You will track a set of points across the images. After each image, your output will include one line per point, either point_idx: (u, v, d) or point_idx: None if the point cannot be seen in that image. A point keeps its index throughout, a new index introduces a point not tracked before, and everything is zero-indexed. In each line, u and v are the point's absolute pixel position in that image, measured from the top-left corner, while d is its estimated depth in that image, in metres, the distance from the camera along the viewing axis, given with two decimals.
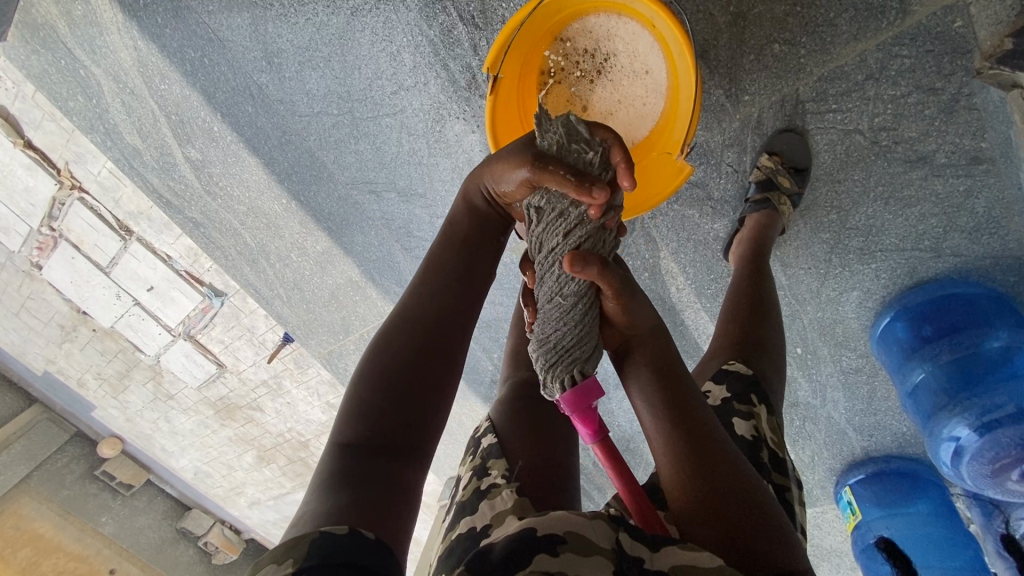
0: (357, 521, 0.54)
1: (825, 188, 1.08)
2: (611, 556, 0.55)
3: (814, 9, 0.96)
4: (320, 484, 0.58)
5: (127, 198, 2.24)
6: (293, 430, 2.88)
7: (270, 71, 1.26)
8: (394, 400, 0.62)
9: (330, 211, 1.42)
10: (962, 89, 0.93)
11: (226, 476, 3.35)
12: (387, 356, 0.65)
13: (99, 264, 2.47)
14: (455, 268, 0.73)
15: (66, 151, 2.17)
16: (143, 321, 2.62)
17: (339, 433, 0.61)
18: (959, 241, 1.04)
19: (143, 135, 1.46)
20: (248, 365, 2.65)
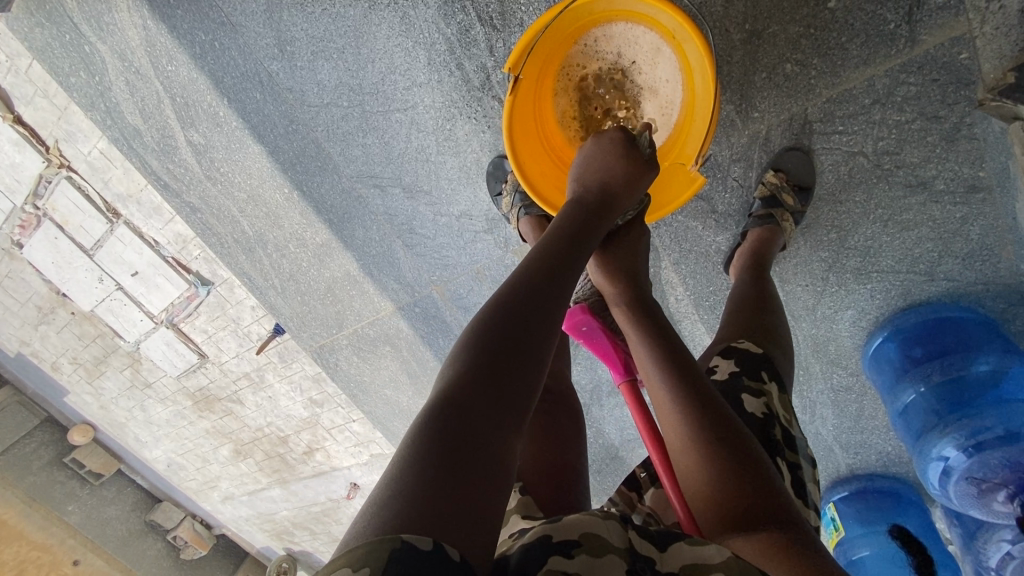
0: (436, 530, 0.46)
1: (827, 208, 1.10)
2: (627, 554, 0.55)
3: (828, 32, 0.96)
4: (406, 460, 0.51)
5: (117, 179, 2.20)
6: (272, 425, 2.85)
7: (282, 59, 1.26)
8: (495, 383, 0.58)
9: (331, 203, 1.41)
10: (964, 119, 0.95)
11: (201, 469, 3.29)
12: (490, 326, 0.63)
13: (83, 246, 2.41)
14: (556, 252, 0.75)
15: (57, 128, 2.13)
16: (125, 307, 2.57)
17: (435, 399, 0.56)
18: (953, 266, 1.07)
19: (145, 116, 1.44)
20: (231, 356, 2.61)
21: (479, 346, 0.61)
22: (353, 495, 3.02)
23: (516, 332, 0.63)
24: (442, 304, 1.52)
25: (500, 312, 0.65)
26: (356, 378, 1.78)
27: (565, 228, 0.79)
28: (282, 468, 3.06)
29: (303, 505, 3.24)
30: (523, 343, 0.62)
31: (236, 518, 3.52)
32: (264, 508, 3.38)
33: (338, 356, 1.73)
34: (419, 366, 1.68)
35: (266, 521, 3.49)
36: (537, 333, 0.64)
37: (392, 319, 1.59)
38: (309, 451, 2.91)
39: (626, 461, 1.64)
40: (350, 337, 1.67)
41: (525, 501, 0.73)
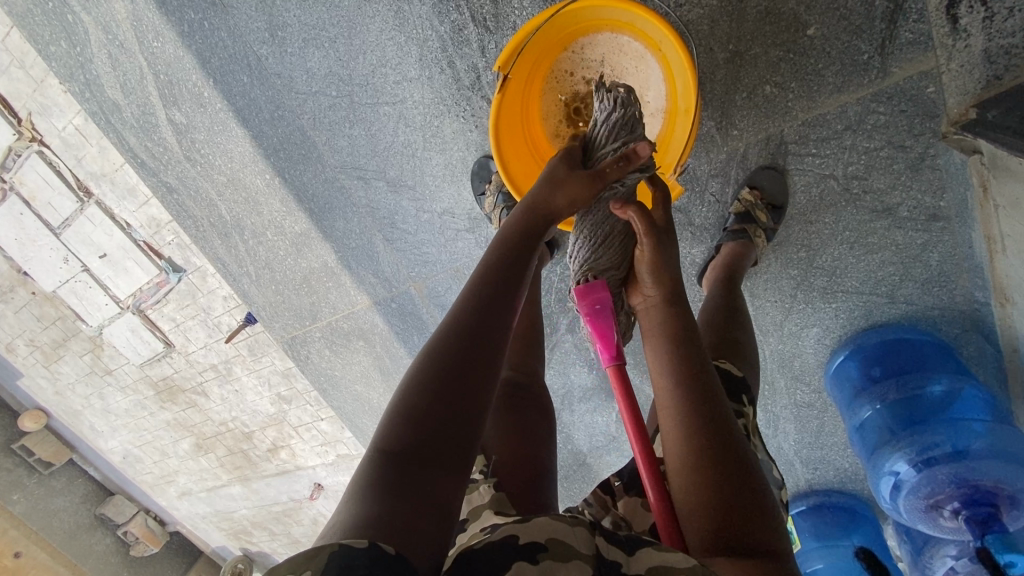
0: (378, 537, 0.53)
1: (798, 227, 1.14)
2: (593, 558, 0.60)
3: (807, 57, 1.00)
4: (359, 486, 0.58)
5: (91, 157, 2.14)
6: (236, 420, 2.79)
7: (272, 44, 1.25)
8: (442, 404, 0.64)
9: (313, 192, 1.40)
10: (928, 149, 1.00)
11: (159, 461, 3.19)
12: (442, 356, 0.68)
13: (49, 224, 2.34)
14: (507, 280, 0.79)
15: (32, 100, 2.10)
16: (90, 290, 2.49)
17: (383, 435, 0.62)
18: (912, 290, 1.12)
19: (126, 91, 1.41)
20: (199, 347, 2.55)
21: (429, 375, 0.66)
22: (316, 496, 2.97)
23: (463, 356, 0.68)
24: (419, 302, 1.51)
25: (450, 338, 0.70)
26: (327, 371, 1.78)
27: (513, 249, 0.84)
28: (244, 465, 2.99)
29: (263, 503, 3.17)
30: (469, 366, 0.68)
31: (192, 515, 3.42)
32: (223, 506, 3.29)
33: (310, 347, 1.73)
34: (392, 363, 1.67)
35: (224, 519, 3.40)
36: (481, 359, 0.69)
37: (368, 313, 1.59)
38: (273, 448, 2.85)
39: (593, 468, 1.65)
40: (324, 329, 1.67)
41: (500, 497, 0.75)
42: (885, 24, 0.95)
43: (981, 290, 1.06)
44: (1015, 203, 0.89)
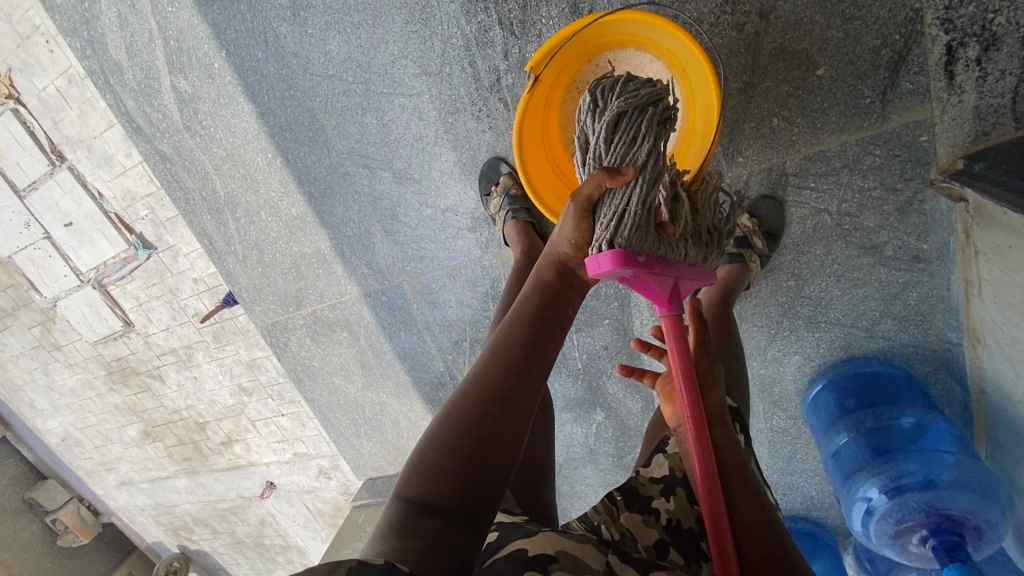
0: (394, 560, 0.60)
1: (790, 256, 1.20)
2: (602, 572, 0.67)
3: (814, 95, 1.04)
4: (383, 532, 0.65)
5: (68, 121, 2.20)
6: (192, 408, 2.81)
7: (293, 23, 1.23)
8: (460, 466, 0.69)
9: (316, 175, 1.39)
10: (917, 194, 1.06)
11: (101, 446, 3.16)
12: (466, 415, 0.73)
13: (15, 187, 2.38)
14: (528, 340, 0.80)
15: (11, 57, 2.17)
16: (48, 258, 2.52)
17: (403, 489, 0.70)
18: (890, 326, 1.18)
19: (130, 52, 1.37)
20: (161, 328, 2.59)
21: (453, 431, 0.72)
22: (267, 495, 2.93)
23: (482, 421, 0.72)
24: (410, 297, 1.51)
25: (473, 400, 0.74)
26: (305, 361, 1.74)
27: (542, 304, 0.83)
28: (192, 456, 2.99)
29: (208, 499, 3.11)
30: (488, 435, 0.71)
31: (129, 507, 3.35)
32: (164, 499, 3.25)
33: (290, 333, 1.70)
34: (375, 357, 1.66)
35: (164, 513, 3.32)
36: (507, 421, 0.73)
37: (356, 305, 1.58)
38: (228, 441, 2.86)
39: (565, 478, 1.66)
40: (307, 317, 1.64)
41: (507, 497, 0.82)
42: (888, 73, 0.99)
43: (954, 331, 1.13)
44: (994, 250, 0.94)
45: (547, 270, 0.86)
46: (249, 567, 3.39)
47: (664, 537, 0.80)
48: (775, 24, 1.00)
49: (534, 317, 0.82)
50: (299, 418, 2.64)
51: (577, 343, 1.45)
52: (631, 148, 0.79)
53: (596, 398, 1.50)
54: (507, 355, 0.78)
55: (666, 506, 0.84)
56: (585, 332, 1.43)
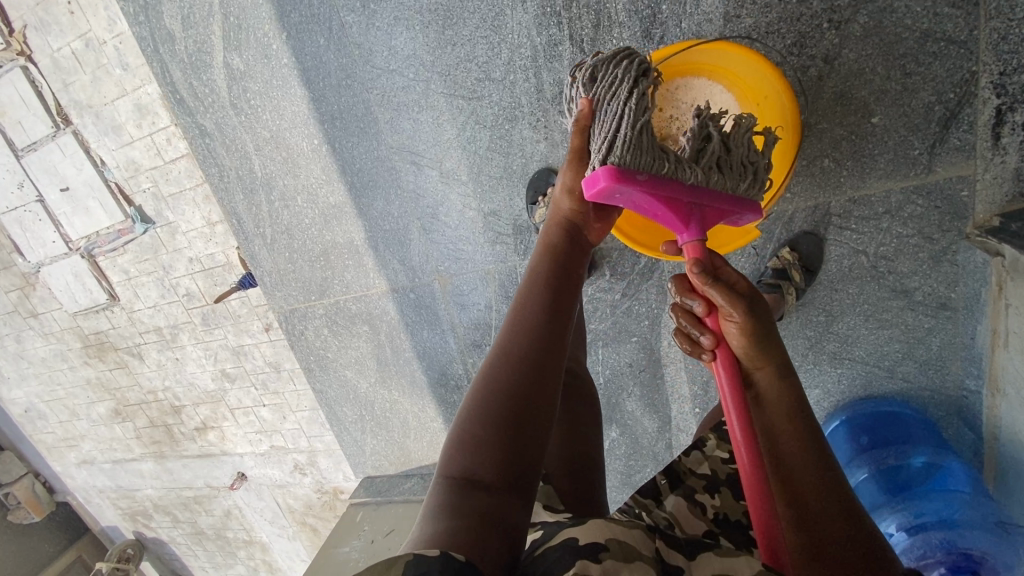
0: (445, 544, 0.60)
1: (824, 292, 1.24)
2: (651, 558, 0.63)
3: (866, 141, 1.09)
4: (431, 514, 0.66)
5: (80, 85, 2.31)
6: (167, 390, 2.92)
7: (361, 14, 1.24)
8: (502, 439, 0.71)
9: (361, 167, 1.39)
10: (951, 245, 1.11)
11: (65, 422, 3.26)
12: (496, 389, 0.75)
13: (13, 146, 2.49)
14: (547, 304, 0.86)
15: (31, 16, 2.29)
16: (38, 223, 2.62)
17: (445, 469, 0.71)
18: (910, 369, 1.23)
19: (185, 24, 1.36)
20: (146, 306, 2.70)
21: (486, 410, 0.73)
22: (236, 487, 3.03)
23: (517, 390, 0.75)
24: (439, 297, 1.50)
25: (501, 373, 0.77)
26: (320, 352, 1.72)
27: (557, 265, 0.92)
28: (160, 439, 3.09)
29: (173, 486, 3.22)
30: (521, 405, 0.74)
31: (87, 487, 3.45)
32: (125, 482, 3.35)
33: (307, 323, 1.68)
34: (392, 354, 1.65)
35: (123, 496, 3.42)
36: (535, 384, 0.76)
37: (381, 300, 1.57)
38: (202, 428, 2.96)
39: None
40: (328, 307, 1.63)
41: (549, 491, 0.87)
42: (939, 128, 1.04)
43: (972, 379, 1.17)
44: None
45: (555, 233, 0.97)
46: (205, 559, 3.50)
47: (713, 528, 0.86)
48: (838, 70, 1.04)
49: (549, 279, 0.90)
50: (280, 410, 2.73)
51: (602, 358, 1.46)
52: (613, 82, 0.85)
53: (613, 414, 1.51)
54: (527, 311, 0.85)
55: (712, 501, 0.89)
56: (612, 347, 1.44)
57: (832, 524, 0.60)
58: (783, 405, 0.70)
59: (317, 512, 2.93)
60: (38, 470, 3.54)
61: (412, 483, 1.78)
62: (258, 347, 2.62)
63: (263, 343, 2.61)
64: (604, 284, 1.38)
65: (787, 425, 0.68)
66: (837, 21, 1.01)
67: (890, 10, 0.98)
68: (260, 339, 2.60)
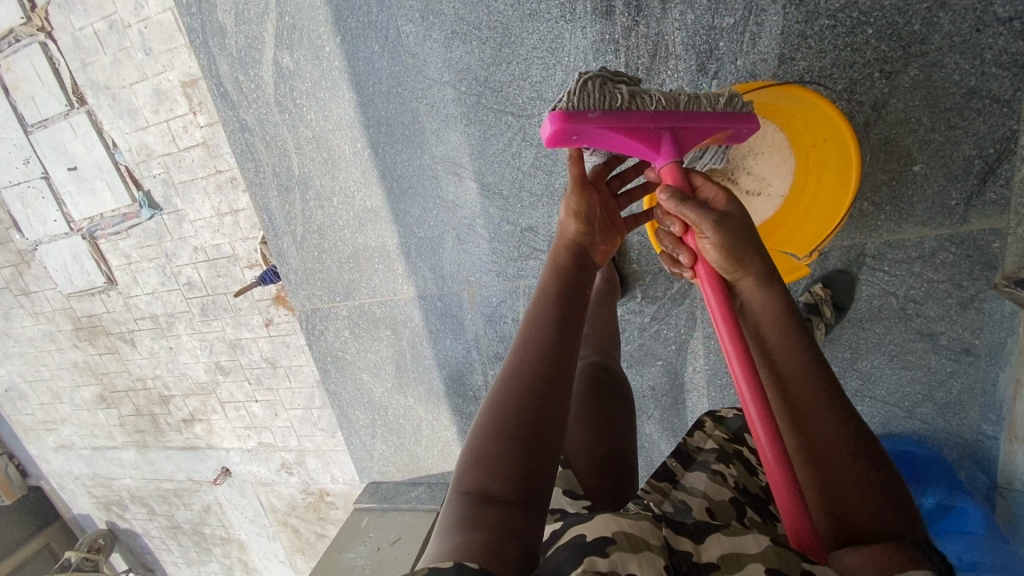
0: (462, 559, 0.60)
1: (851, 330, 1.26)
2: (660, 548, 0.61)
3: (906, 188, 1.12)
4: (446, 529, 0.66)
5: (99, 66, 2.30)
6: (157, 379, 2.88)
7: (418, 25, 1.25)
8: (515, 453, 0.70)
9: (401, 174, 1.40)
10: (979, 293, 1.15)
11: (47, 404, 3.20)
12: (503, 402, 0.74)
13: (23, 121, 2.45)
14: (559, 319, 0.83)
15: None
16: (40, 200, 2.58)
17: (458, 483, 0.70)
18: (929, 410, 1.27)
19: (238, 20, 1.37)
20: (145, 292, 2.66)
21: (494, 422, 0.72)
22: (220, 482, 2.97)
23: (527, 404, 0.73)
24: (467, 308, 1.51)
25: (508, 385, 0.76)
26: (338, 354, 1.71)
27: (568, 280, 0.90)
28: (144, 428, 3.03)
29: (154, 477, 3.16)
30: (531, 416, 0.73)
31: (63, 472, 3.37)
32: (102, 471, 3.28)
33: (328, 324, 1.68)
34: (412, 361, 1.64)
35: (99, 484, 3.34)
36: (543, 395, 0.75)
37: (408, 306, 1.57)
38: (189, 419, 2.92)
39: None
40: (351, 310, 1.63)
41: (568, 477, 0.85)
42: (977, 181, 1.08)
43: (989, 424, 1.21)
44: None
45: (563, 256, 0.93)
46: (179, 555, 3.42)
47: (738, 497, 0.81)
48: (884, 118, 1.08)
49: (562, 294, 0.87)
50: (272, 407, 2.70)
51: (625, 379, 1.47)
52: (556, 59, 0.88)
53: None
54: (536, 327, 0.83)
55: (729, 471, 0.85)
56: (637, 369, 1.45)
57: (817, 415, 0.65)
58: (766, 309, 0.75)
59: (300, 512, 2.90)
60: (13, 453, 3.46)
61: (419, 491, 1.77)
62: (255, 342, 2.59)
63: (261, 338, 2.58)
64: (634, 306, 1.39)
65: (771, 327, 0.73)
66: (888, 71, 1.05)
67: (939, 65, 1.02)
68: (258, 334, 2.58)
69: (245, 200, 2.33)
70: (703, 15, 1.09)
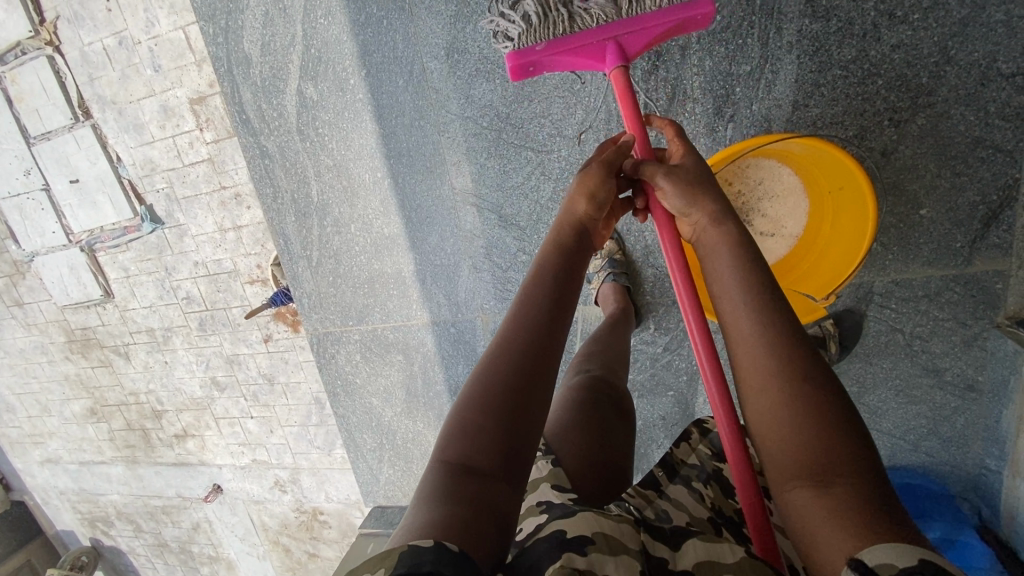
0: (440, 535, 0.57)
1: (859, 364, 1.30)
2: (637, 552, 0.64)
3: (914, 230, 1.17)
4: (423, 499, 0.63)
5: (107, 81, 2.31)
6: (151, 393, 2.84)
7: (444, 62, 1.29)
8: (499, 427, 0.68)
9: (419, 203, 1.43)
10: (982, 332, 1.19)
11: (34, 417, 3.15)
12: (492, 374, 0.73)
13: (26, 133, 2.45)
14: (553, 296, 0.82)
15: (66, 8, 2.27)
16: (40, 212, 2.57)
17: (439, 453, 0.68)
18: (934, 444, 1.30)
19: (264, 50, 1.40)
20: (142, 306, 2.65)
21: (482, 394, 0.71)
22: (211, 499, 2.93)
23: (515, 378, 0.72)
24: (480, 334, 1.52)
25: (496, 358, 0.75)
26: (348, 378, 1.72)
27: (568, 259, 0.86)
28: (136, 444, 2.99)
29: (143, 494, 3.10)
30: (520, 393, 0.71)
31: (47, 487, 3.30)
32: (89, 486, 3.21)
33: (338, 349, 1.69)
34: (422, 386, 1.65)
35: (85, 500, 3.27)
36: (534, 373, 0.73)
37: (421, 331, 1.58)
38: (182, 435, 2.88)
39: None
40: (363, 334, 1.64)
41: (558, 473, 0.81)
42: (981, 225, 1.13)
43: (993, 459, 1.24)
44: None
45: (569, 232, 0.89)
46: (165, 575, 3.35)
47: (714, 517, 0.80)
48: (893, 163, 1.13)
49: (562, 273, 0.84)
50: (268, 424, 2.68)
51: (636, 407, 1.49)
52: None
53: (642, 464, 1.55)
54: (532, 302, 0.80)
55: (707, 492, 0.85)
56: (648, 398, 1.47)
57: (759, 355, 0.66)
58: (716, 249, 0.76)
59: (293, 531, 2.87)
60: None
61: None
62: (253, 357, 2.58)
63: (260, 354, 2.57)
64: (647, 336, 1.42)
65: (718, 269, 0.75)
66: (897, 120, 1.10)
67: (945, 116, 1.07)
68: (257, 350, 2.56)
69: (250, 216, 2.34)
70: (720, 63, 1.15)
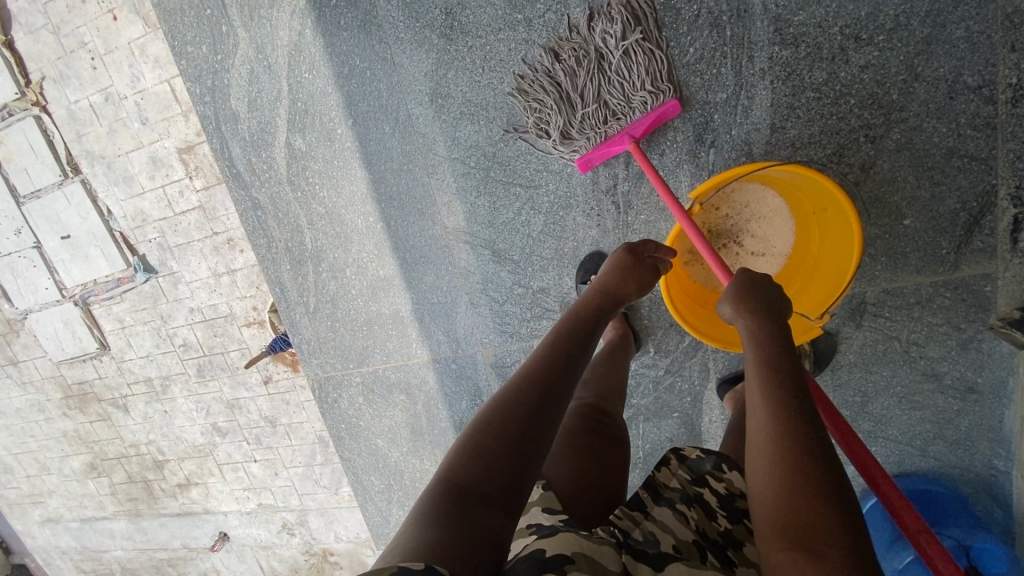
0: (432, 557, 0.55)
1: (859, 374, 1.31)
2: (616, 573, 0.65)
3: (899, 239, 1.19)
4: (418, 517, 0.62)
5: (94, 137, 2.33)
6: (151, 444, 2.80)
7: (429, 107, 1.32)
8: (507, 456, 0.69)
9: (412, 243, 1.44)
10: (977, 334, 1.20)
11: (33, 476, 3.10)
12: (513, 405, 0.75)
13: (15, 192, 2.47)
14: (575, 345, 0.90)
15: (51, 68, 2.30)
16: (32, 269, 2.57)
17: (443, 473, 0.68)
18: (941, 448, 1.30)
19: (251, 106, 1.43)
20: (139, 356, 2.63)
21: (496, 423, 0.72)
22: (217, 548, 2.87)
23: (530, 411, 0.74)
24: (481, 369, 1.52)
25: (516, 390, 0.78)
26: (351, 420, 1.71)
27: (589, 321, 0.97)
28: (138, 497, 2.94)
29: (146, 547, 3.04)
30: (533, 428, 0.73)
31: (48, 547, 3.23)
32: (91, 543, 3.14)
33: (340, 392, 1.68)
34: (427, 424, 1.64)
35: (88, 559, 3.20)
36: (552, 415, 0.76)
37: (422, 369, 1.58)
38: (185, 484, 2.84)
39: None
40: (363, 375, 1.63)
41: (548, 496, 0.79)
42: (964, 231, 1.15)
43: (1000, 459, 1.24)
44: None
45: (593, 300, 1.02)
46: None
47: (699, 540, 0.77)
48: (873, 176, 1.15)
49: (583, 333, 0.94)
50: (271, 467, 2.65)
51: (642, 431, 1.49)
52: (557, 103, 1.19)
53: None
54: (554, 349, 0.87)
55: (691, 513, 0.81)
56: (654, 421, 1.47)
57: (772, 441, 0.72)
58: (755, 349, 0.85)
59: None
60: None
61: None
62: (253, 401, 2.57)
63: (261, 397, 2.55)
64: (647, 360, 1.43)
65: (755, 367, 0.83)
66: (872, 135, 1.13)
67: (919, 129, 1.11)
68: (258, 393, 2.55)
69: (243, 260, 2.34)
70: (697, 93, 1.18)
